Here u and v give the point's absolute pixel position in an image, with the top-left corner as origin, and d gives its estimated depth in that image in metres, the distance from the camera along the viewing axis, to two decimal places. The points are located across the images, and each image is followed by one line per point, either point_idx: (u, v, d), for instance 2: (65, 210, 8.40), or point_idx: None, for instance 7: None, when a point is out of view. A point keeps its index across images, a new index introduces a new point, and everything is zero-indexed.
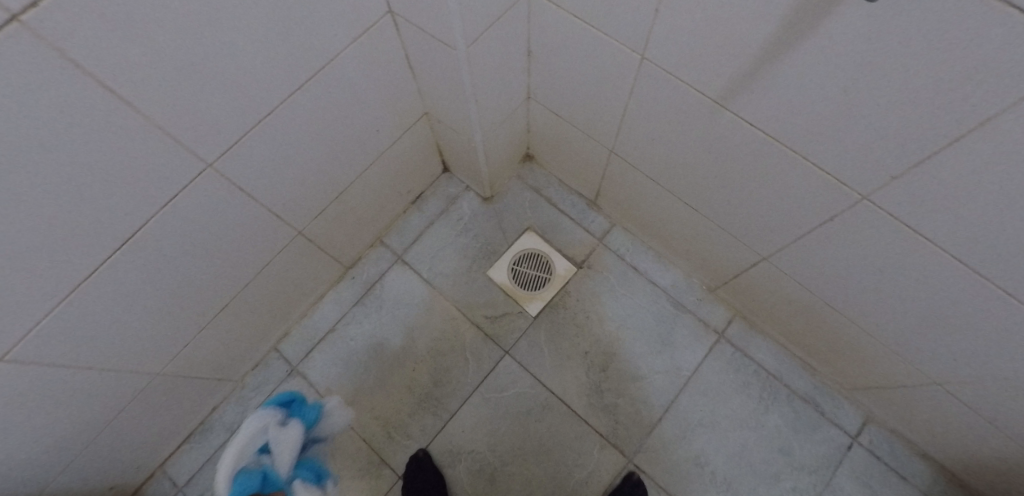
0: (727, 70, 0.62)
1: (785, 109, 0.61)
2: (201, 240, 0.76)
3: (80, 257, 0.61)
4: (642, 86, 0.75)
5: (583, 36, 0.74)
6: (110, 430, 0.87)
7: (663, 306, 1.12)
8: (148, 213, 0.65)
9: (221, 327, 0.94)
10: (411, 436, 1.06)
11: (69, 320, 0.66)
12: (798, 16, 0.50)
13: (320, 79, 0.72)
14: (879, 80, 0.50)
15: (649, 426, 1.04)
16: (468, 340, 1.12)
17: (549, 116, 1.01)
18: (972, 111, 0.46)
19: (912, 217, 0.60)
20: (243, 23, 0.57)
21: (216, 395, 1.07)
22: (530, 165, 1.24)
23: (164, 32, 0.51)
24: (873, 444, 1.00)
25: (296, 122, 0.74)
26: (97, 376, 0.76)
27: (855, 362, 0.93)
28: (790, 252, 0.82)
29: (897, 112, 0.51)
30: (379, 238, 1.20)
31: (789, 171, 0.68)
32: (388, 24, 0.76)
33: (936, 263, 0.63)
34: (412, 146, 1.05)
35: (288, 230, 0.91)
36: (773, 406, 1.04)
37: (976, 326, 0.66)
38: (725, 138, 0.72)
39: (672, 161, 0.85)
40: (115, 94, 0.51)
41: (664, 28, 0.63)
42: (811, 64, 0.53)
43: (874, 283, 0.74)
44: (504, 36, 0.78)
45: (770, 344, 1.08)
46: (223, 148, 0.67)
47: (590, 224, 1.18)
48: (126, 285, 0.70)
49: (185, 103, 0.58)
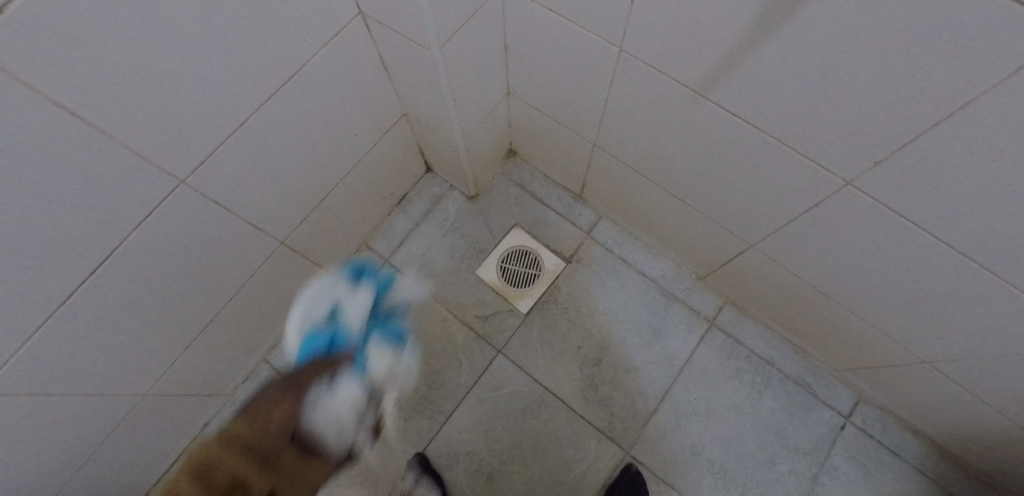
0: (705, 61, 0.61)
1: (765, 98, 0.60)
2: (180, 256, 0.74)
3: (54, 284, 0.60)
4: (621, 79, 0.74)
5: (560, 30, 0.73)
6: (100, 453, 0.86)
7: (653, 296, 1.12)
8: (121, 235, 0.63)
9: (208, 342, 0.93)
10: (407, 440, 1.06)
11: (47, 348, 0.64)
12: (773, 5, 0.49)
13: (292, 86, 0.70)
14: (857, 67, 0.49)
15: (645, 418, 1.05)
16: (460, 341, 1.11)
17: (530, 111, 1.00)
18: (952, 95, 0.46)
19: (896, 202, 0.60)
20: (208, 34, 0.55)
21: (208, 410, 1.06)
22: (513, 161, 1.23)
23: (123, 49, 0.49)
24: (865, 423, 1.02)
25: (271, 132, 0.73)
26: (82, 401, 0.75)
27: (845, 343, 0.93)
28: (776, 238, 0.82)
29: (877, 99, 0.51)
30: (365, 242, 1.18)
31: (772, 159, 0.68)
32: (360, 25, 0.74)
33: (921, 246, 0.63)
34: (393, 148, 1.04)
35: (270, 240, 0.90)
36: (766, 391, 1.05)
37: (961, 305, 0.67)
38: (707, 129, 0.72)
39: (656, 153, 0.85)
40: (77, 115, 0.49)
41: (640, 20, 0.62)
42: (788, 52, 0.53)
43: (860, 266, 0.74)
44: (479, 33, 0.77)
45: (761, 329, 1.09)
46: (196, 163, 0.66)
47: (577, 218, 1.18)
48: (105, 308, 0.68)
49: (152, 119, 0.56)
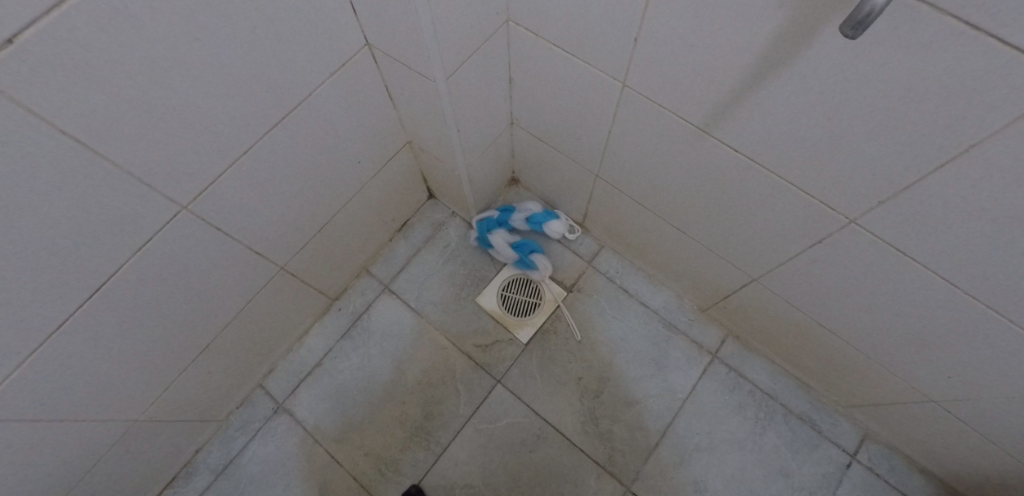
0: (708, 98, 0.62)
1: (768, 136, 0.60)
2: (180, 281, 0.74)
3: (51, 309, 0.59)
4: (624, 112, 0.75)
5: (564, 64, 0.74)
6: (89, 480, 0.84)
7: (655, 328, 1.11)
8: (120, 259, 0.63)
9: (204, 367, 0.92)
10: (403, 472, 1.03)
11: (39, 373, 0.63)
12: (776, 47, 0.50)
13: (299, 114, 0.71)
14: (858, 108, 0.50)
15: (646, 452, 1.03)
16: (459, 370, 1.10)
17: (533, 141, 1.01)
18: (955, 138, 0.46)
19: (900, 240, 0.60)
20: (221, 63, 0.56)
21: (200, 436, 1.04)
22: (516, 189, 1.23)
23: (134, 78, 0.49)
24: (872, 462, 0.99)
25: (275, 158, 0.73)
26: (72, 428, 0.73)
27: (850, 379, 0.92)
28: (779, 272, 0.81)
29: (879, 139, 0.51)
30: (365, 268, 1.18)
31: (775, 196, 0.68)
32: (367, 56, 0.75)
33: (927, 284, 0.63)
34: (396, 175, 1.04)
35: (270, 265, 0.89)
36: (770, 426, 1.03)
37: (969, 345, 0.66)
38: (710, 163, 0.72)
39: (658, 185, 0.85)
40: (82, 143, 0.50)
41: (644, 57, 0.63)
42: (792, 92, 0.53)
43: (864, 303, 0.73)
44: (486, 64, 0.78)
45: (764, 363, 1.07)
46: (200, 189, 0.66)
47: (579, 247, 1.18)
48: (102, 332, 0.67)
49: (159, 146, 0.57)
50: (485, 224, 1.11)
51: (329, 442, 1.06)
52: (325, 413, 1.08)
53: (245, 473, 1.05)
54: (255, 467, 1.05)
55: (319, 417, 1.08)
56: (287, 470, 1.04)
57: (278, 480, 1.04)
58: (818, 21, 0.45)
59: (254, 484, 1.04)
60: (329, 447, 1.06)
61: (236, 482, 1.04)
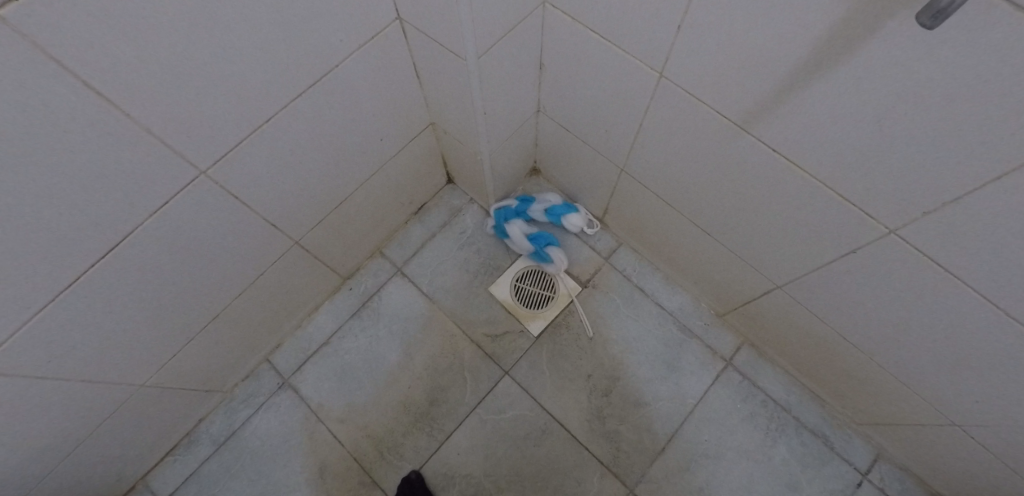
0: (750, 94, 0.60)
1: (810, 137, 0.58)
2: (193, 248, 0.73)
3: (61, 267, 0.58)
4: (657, 105, 0.73)
5: (599, 50, 0.72)
6: (92, 440, 0.84)
7: (668, 329, 1.09)
8: (135, 221, 0.62)
9: (211, 337, 0.91)
10: (404, 456, 1.03)
11: (46, 331, 0.62)
12: (826, 44, 0.48)
13: (325, 85, 0.70)
14: (904, 115, 0.47)
15: (651, 456, 1.01)
16: (467, 358, 1.08)
17: (559, 131, 0.99)
18: (1012, 153, 0.43)
19: (942, 254, 0.57)
20: (246, 25, 0.54)
21: (204, 406, 1.04)
22: (536, 179, 1.21)
23: (158, 33, 0.48)
24: (884, 482, 0.97)
25: (296, 129, 0.72)
26: (79, 388, 0.73)
27: (869, 397, 0.89)
28: (805, 281, 0.79)
29: (929, 149, 0.48)
30: (379, 249, 1.17)
31: (809, 201, 0.66)
32: (397, 30, 0.73)
33: (964, 303, 0.60)
34: (416, 156, 1.03)
35: (284, 238, 0.88)
36: (781, 438, 1.01)
37: (1001, 369, 0.63)
38: (744, 162, 0.69)
39: (686, 183, 0.83)
40: (103, 97, 0.48)
41: (684, 47, 0.61)
42: (841, 94, 0.50)
43: (893, 319, 0.71)
44: (517, 46, 0.75)
45: (779, 374, 1.05)
46: (219, 155, 0.65)
47: (596, 243, 1.16)
48: (111, 294, 0.67)
49: (183, 109, 0.56)
50: (503, 213, 1.10)
51: (332, 421, 1.05)
52: (330, 393, 1.07)
53: (247, 445, 1.04)
54: (257, 441, 1.05)
55: (324, 395, 1.07)
56: (289, 446, 1.04)
57: (280, 455, 1.04)
58: (878, 16, 0.42)
59: (255, 458, 1.04)
60: (332, 427, 1.05)
61: (237, 454, 1.04)
